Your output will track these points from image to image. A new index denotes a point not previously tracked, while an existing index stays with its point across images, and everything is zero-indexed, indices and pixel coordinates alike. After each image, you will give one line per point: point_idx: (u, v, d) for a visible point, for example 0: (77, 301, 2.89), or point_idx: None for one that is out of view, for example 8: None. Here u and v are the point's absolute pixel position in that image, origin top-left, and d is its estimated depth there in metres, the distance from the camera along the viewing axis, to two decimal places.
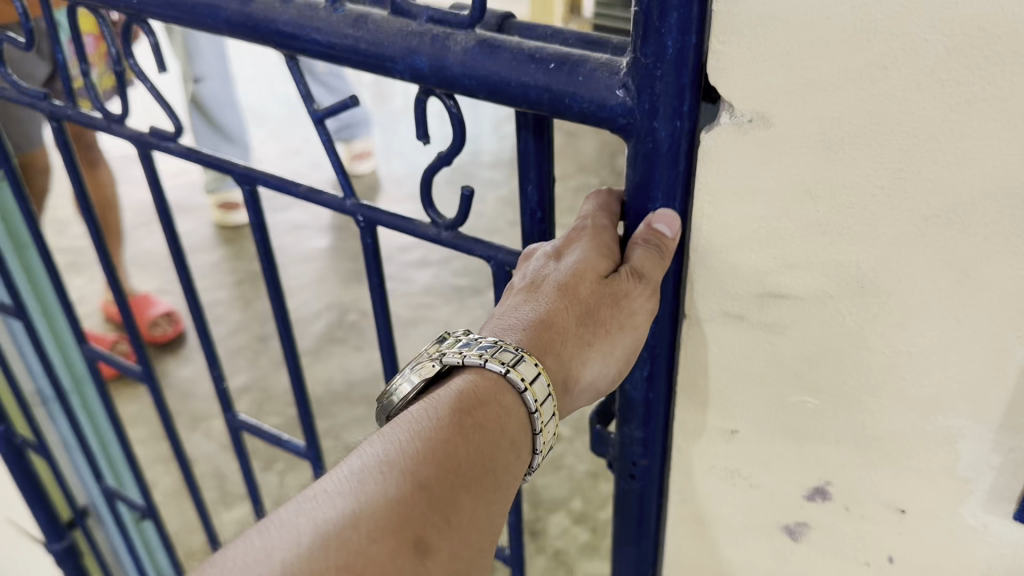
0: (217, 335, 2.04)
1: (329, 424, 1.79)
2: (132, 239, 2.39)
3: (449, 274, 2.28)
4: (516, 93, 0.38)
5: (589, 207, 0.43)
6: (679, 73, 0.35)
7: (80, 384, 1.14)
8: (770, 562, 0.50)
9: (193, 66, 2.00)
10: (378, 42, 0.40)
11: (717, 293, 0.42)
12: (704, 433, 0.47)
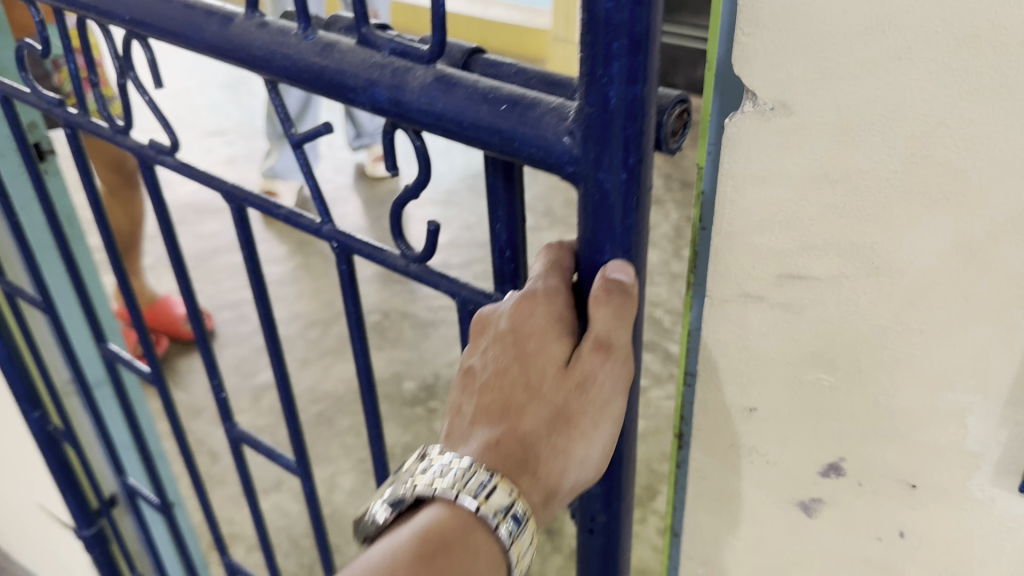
0: (243, 334, 2.09)
1: (353, 422, 1.84)
2: (159, 239, 2.44)
3: (470, 277, 2.32)
4: (470, 133, 0.41)
5: (542, 270, 0.44)
6: (625, 124, 0.37)
7: (103, 379, 1.19)
8: (786, 538, 0.52)
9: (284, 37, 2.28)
10: (343, 71, 0.44)
11: (739, 274, 0.44)
12: (724, 412, 0.49)
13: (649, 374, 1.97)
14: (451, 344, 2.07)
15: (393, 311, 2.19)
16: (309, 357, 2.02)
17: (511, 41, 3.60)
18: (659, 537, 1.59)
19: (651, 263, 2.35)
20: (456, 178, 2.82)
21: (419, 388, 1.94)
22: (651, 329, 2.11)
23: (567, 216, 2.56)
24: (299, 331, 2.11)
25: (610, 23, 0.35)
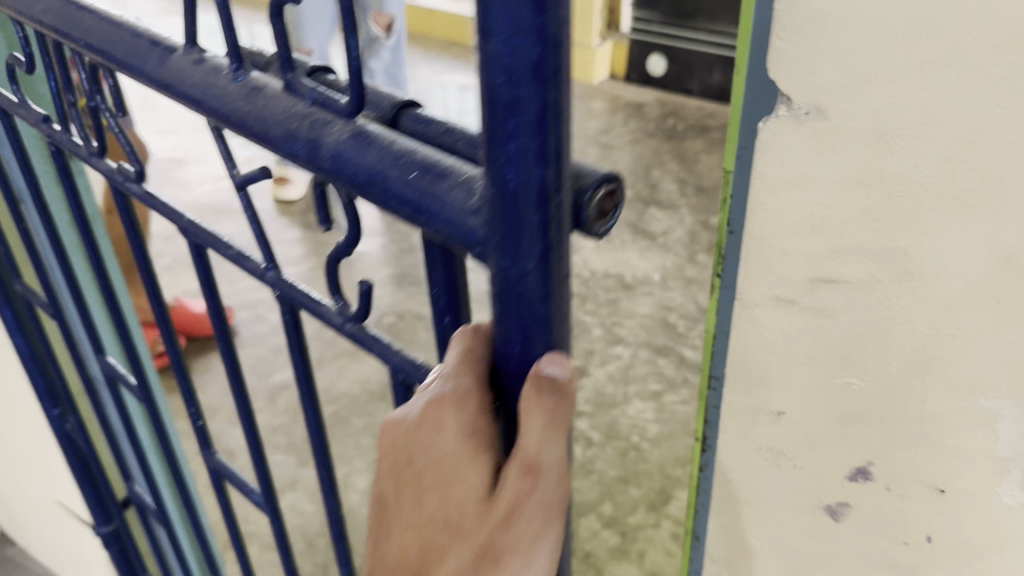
0: (259, 334, 2.11)
1: (367, 422, 1.87)
2: (178, 239, 2.47)
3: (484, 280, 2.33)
4: (380, 198, 0.39)
5: (453, 373, 0.40)
6: (531, 209, 0.34)
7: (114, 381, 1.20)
8: (812, 542, 0.52)
9: None
10: (264, 118, 0.43)
11: (770, 277, 0.44)
12: (752, 416, 0.50)
13: (663, 378, 1.97)
14: None
15: (407, 312, 2.21)
16: (324, 358, 2.04)
17: None
18: (674, 541, 1.59)
19: (665, 267, 2.35)
20: None
21: None
22: (665, 332, 2.11)
23: None
24: (315, 331, 2.13)
25: (519, 108, 0.32)
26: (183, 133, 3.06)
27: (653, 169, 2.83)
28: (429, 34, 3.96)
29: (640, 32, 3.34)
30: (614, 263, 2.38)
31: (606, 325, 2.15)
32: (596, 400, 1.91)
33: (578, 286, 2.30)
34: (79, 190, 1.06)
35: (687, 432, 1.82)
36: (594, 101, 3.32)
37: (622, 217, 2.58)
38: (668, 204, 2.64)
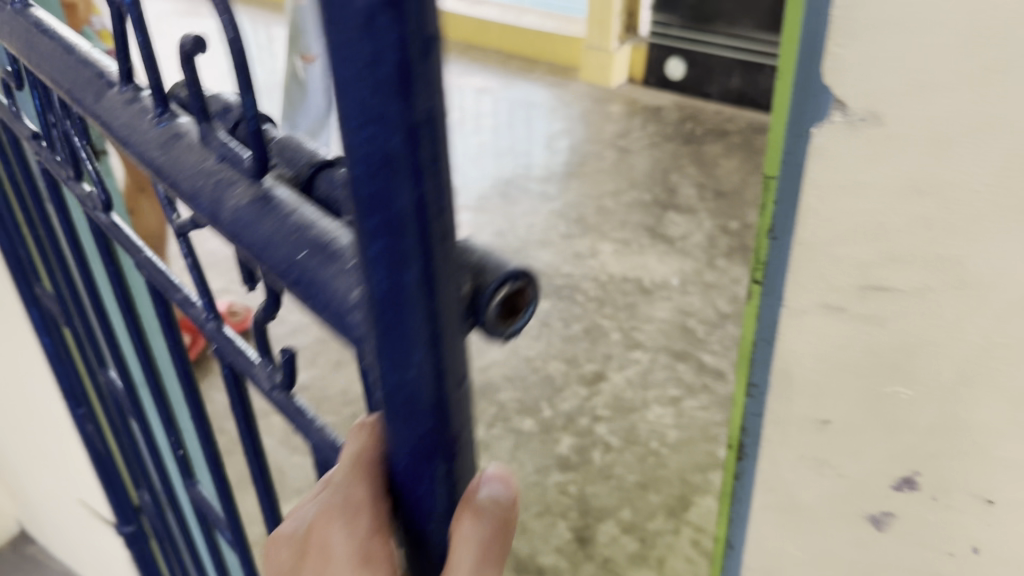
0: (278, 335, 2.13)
1: None
2: (199, 240, 2.50)
3: None
4: (272, 272, 0.35)
5: (342, 484, 0.34)
6: (404, 316, 0.30)
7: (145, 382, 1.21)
8: (856, 551, 0.52)
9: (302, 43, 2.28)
10: (176, 170, 0.40)
11: (819, 285, 0.45)
12: (797, 423, 0.50)
13: (683, 383, 1.96)
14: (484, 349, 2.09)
15: None
16: (343, 360, 2.05)
17: (545, 48, 3.65)
18: (693, 548, 1.58)
19: (684, 272, 2.35)
20: (488, 183, 2.83)
21: None
22: (684, 337, 2.10)
23: (599, 223, 2.58)
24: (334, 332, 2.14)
25: (386, 200, 0.28)
26: None
27: (671, 173, 2.83)
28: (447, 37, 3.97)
29: (659, 35, 3.34)
30: (632, 267, 2.38)
31: (625, 329, 2.14)
32: (615, 405, 1.91)
33: (596, 289, 2.29)
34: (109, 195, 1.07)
35: (707, 438, 1.81)
36: (611, 104, 3.31)
37: (641, 221, 2.58)
38: (686, 208, 2.63)
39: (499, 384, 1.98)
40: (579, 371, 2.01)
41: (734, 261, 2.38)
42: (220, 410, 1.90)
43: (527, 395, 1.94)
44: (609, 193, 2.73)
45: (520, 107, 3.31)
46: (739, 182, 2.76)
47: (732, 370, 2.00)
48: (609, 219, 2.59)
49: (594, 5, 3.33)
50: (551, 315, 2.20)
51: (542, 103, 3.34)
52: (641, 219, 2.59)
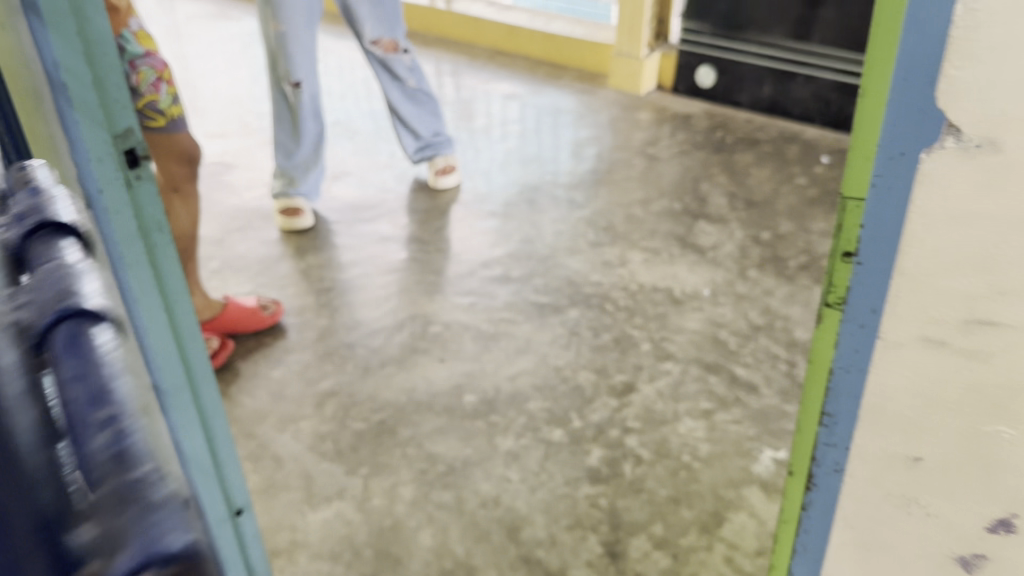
0: (307, 340, 2.13)
1: (413, 433, 1.86)
2: (228, 243, 2.51)
3: (530, 291, 2.31)
4: None
5: None
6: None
7: (182, 387, 1.15)
8: (941, 559, 0.64)
9: (291, 71, 2.37)
10: None
11: (924, 324, 0.56)
12: (893, 455, 0.62)
13: (715, 397, 1.93)
14: (512, 358, 2.07)
15: (452, 322, 2.21)
16: (371, 366, 2.05)
17: (574, 54, 3.64)
18: (728, 565, 1.56)
19: (716, 282, 2.32)
20: (514, 189, 2.81)
21: (479, 401, 1.94)
22: (715, 349, 2.08)
23: (628, 231, 2.56)
24: (362, 337, 2.14)
25: None
26: (232, 137, 3.09)
27: (701, 182, 2.80)
28: (474, 43, 3.97)
29: (690, 43, 3.32)
30: (662, 276, 2.35)
31: (655, 340, 2.11)
32: (646, 417, 1.88)
33: (626, 299, 2.27)
34: (146, 195, 1.03)
35: (741, 453, 1.79)
36: (640, 112, 3.29)
37: (670, 230, 2.55)
38: (717, 218, 2.60)
39: (528, 393, 1.96)
40: (608, 382, 1.98)
41: (766, 272, 2.35)
42: (248, 415, 1.90)
43: (557, 405, 1.92)
44: (638, 202, 2.71)
45: (546, 113, 3.30)
46: (770, 192, 2.73)
47: (765, 384, 1.98)
48: (637, 227, 2.58)
49: (626, 13, 3.33)
50: (580, 324, 2.18)
51: (568, 109, 3.33)
52: (671, 228, 2.56)
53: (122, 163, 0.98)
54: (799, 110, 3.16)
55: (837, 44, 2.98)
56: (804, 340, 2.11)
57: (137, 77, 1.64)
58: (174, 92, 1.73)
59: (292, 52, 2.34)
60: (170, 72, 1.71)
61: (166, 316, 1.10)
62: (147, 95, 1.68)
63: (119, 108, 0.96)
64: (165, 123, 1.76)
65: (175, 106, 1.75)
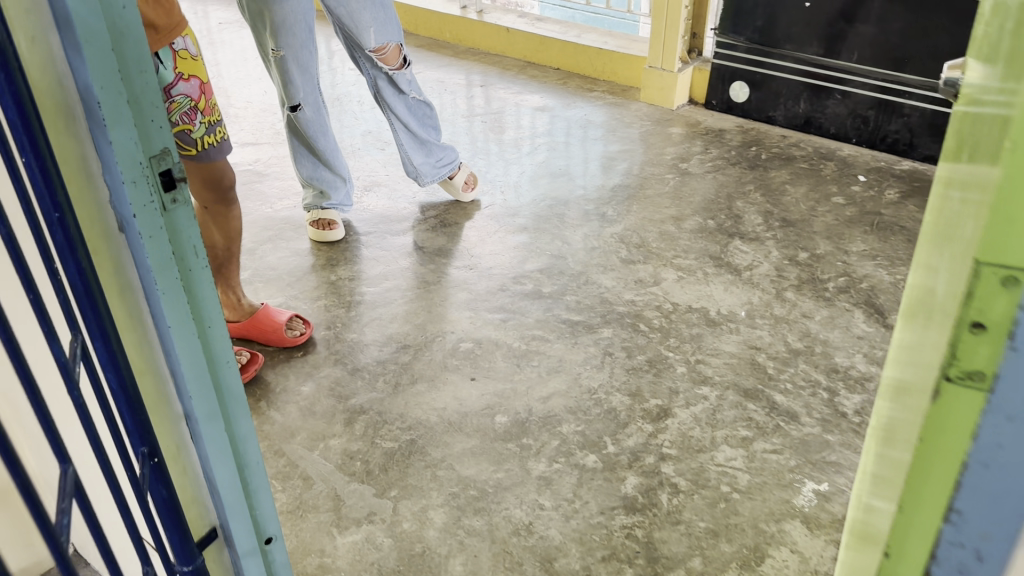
0: (337, 354, 2.10)
1: (444, 454, 1.82)
2: (257, 253, 2.49)
3: (562, 308, 2.27)
4: None
5: None
6: None
7: (214, 414, 1.13)
8: None
9: (290, 94, 2.26)
10: None
11: None
12: None
13: (753, 424, 1.89)
14: (544, 378, 2.03)
15: (483, 339, 2.17)
16: (401, 383, 2.01)
17: (606, 66, 3.60)
18: None
19: (753, 304, 2.26)
20: (544, 203, 2.77)
21: (511, 423, 1.89)
22: (754, 373, 2.03)
23: (662, 249, 2.51)
24: (390, 354, 2.11)
25: None
26: (264, 145, 3.08)
27: (736, 200, 2.74)
28: (505, 54, 3.94)
29: (724, 56, 3.27)
30: (697, 296, 2.30)
31: (691, 362, 2.06)
32: (683, 444, 1.83)
33: (660, 319, 2.21)
34: (182, 219, 1.01)
35: (782, 484, 1.74)
36: (672, 126, 3.24)
37: (705, 248, 2.50)
38: (753, 236, 2.55)
39: (561, 415, 1.91)
40: (643, 406, 1.93)
41: (805, 294, 2.30)
42: (277, 431, 1.87)
43: (590, 429, 1.87)
44: (671, 218, 2.66)
45: (576, 126, 3.26)
46: (807, 211, 2.67)
47: (806, 412, 1.93)
48: (671, 245, 2.53)
49: (659, 26, 3.30)
50: (614, 344, 2.13)
51: (599, 122, 3.29)
52: (706, 246, 2.51)
53: (158, 186, 0.96)
54: (835, 128, 3.09)
55: (876, 62, 2.92)
56: (845, 367, 2.06)
57: (170, 106, 1.66)
58: (210, 122, 1.75)
59: (291, 73, 2.21)
60: (207, 103, 1.73)
61: (199, 342, 1.08)
62: (180, 124, 1.70)
63: (155, 129, 0.94)
64: (196, 153, 1.77)
65: (209, 136, 1.77)
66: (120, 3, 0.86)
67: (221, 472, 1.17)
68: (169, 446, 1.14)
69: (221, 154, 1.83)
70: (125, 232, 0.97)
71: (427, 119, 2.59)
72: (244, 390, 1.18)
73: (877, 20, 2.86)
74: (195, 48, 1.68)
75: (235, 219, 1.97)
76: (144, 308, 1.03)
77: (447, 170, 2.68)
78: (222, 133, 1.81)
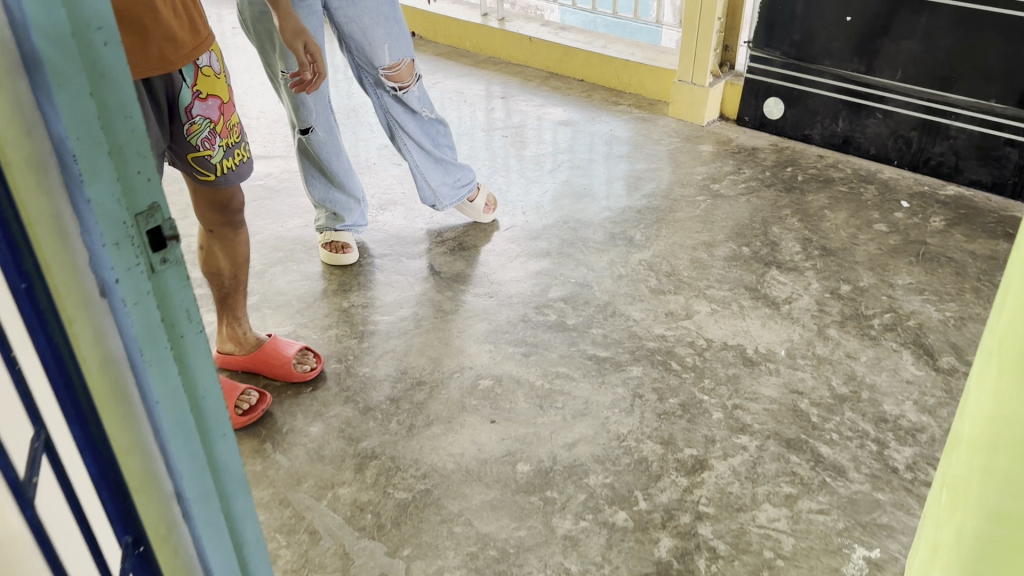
0: (348, 389, 1.97)
1: (462, 507, 1.68)
2: (267, 276, 2.36)
3: (588, 343, 2.13)
4: None
5: None
6: None
7: (206, 493, 0.99)
8: None
9: (301, 116, 2.15)
10: None
11: None
12: None
13: (797, 480, 1.74)
14: (569, 422, 1.88)
15: (504, 375, 2.03)
16: (416, 425, 1.87)
17: (632, 78, 3.46)
18: None
19: (793, 341, 2.11)
20: (567, 225, 2.63)
21: (534, 473, 1.75)
22: (796, 422, 1.88)
23: (694, 278, 2.36)
24: (404, 391, 1.97)
25: None
26: (276, 159, 2.95)
27: (772, 225, 2.59)
28: (527, 63, 3.80)
29: (758, 71, 3.12)
30: (733, 332, 2.15)
31: (728, 408, 1.91)
32: (721, 501, 1.69)
33: (693, 356, 2.07)
34: (173, 281, 0.88)
35: (831, 550, 1.59)
36: (702, 144, 3.09)
37: (740, 279, 2.35)
38: (791, 266, 2.40)
39: (587, 465, 1.77)
40: (677, 457, 1.79)
41: (849, 332, 2.15)
42: (283, 476, 1.74)
43: (620, 482, 1.73)
44: (703, 244, 2.51)
45: (601, 142, 3.12)
46: (848, 239, 2.51)
47: (853, 467, 1.78)
48: (703, 274, 2.38)
49: (689, 39, 3.16)
50: (644, 385, 1.98)
51: (624, 137, 3.15)
52: (741, 276, 2.36)
53: (144, 246, 0.83)
54: (875, 148, 2.93)
55: (920, 80, 2.76)
56: (894, 416, 1.90)
57: (190, 128, 1.54)
58: (229, 145, 1.63)
59: (303, 95, 2.11)
60: (227, 125, 1.60)
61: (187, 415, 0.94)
62: (199, 149, 1.58)
63: (141, 183, 0.81)
64: (214, 178, 1.64)
65: (228, 160, 1.64)
66: (98, 40, 0.73)
67: (216, 553, 1.04)
68: (157, 532, 0.96)
69: (239, 179, 1.69)
70: (107, 298, 0.81)
71: (441, 138, 2.44)
72: (238, 461, 1.05)
73: (924, 36, 2.70)
74: (219, 64, 1.56)
75: (243, 243, 1.82)
76: (127, 383, 0.88)
77: (465, 192, 2.54)
78: (241, 156, 1.68)
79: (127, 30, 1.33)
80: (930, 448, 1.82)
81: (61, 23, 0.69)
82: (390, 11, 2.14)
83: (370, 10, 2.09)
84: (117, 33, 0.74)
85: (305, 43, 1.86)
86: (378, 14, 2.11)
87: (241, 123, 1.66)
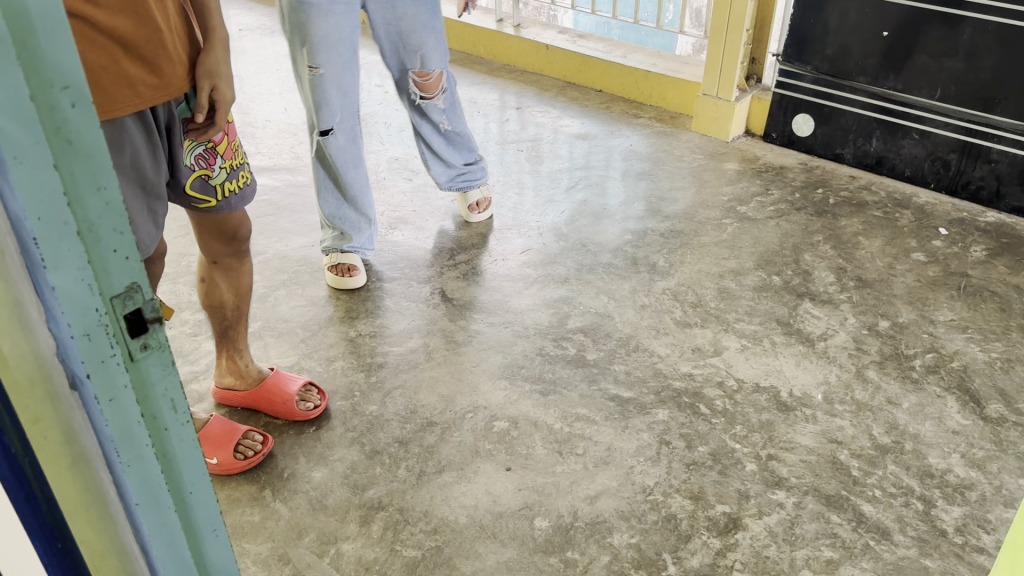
0: (353, 430, 1.84)
1: (475, 568, 1.55)
2: (271, 301, 2.24)
3: (610, 381, 1.99)
4: None
5: None
6: None
7: None
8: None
9: (321, 116, 2.02)
10: None
11: None
12: None
13: (838, 543, 1.60)
14: (591, 472, 1.75)
15: (518, 416, 1.90)
16: (426, 473, 1.74)
17: (654, 91, 3.32)
18: None
19: (830, 384, 1.98)
20: (585, 249, 2.49)
21: (553, 530, 1.62)
22: (837, 476, 1.74)
23: (722, 310, 2.23)
24: (414, 433, 1.84)
25: None
26: (282, 172, 2.83)
27: (804, 251, 2.45)
28: (544, 71, 3.66)
29: (789, 86, 2.98)
30: (765, 372, 2.01)
31: (762, 459, 1.78)
32: (756, 566, 1.56)
33: (723, 400, 1.93)
34: (157, 373, 0.67)
35: None
36: (726, 161, 2.96)
37: (771, 311, 2.22)
38: (825, 298, 2.26)
39: (611, 521, 1.64)
40: (708, 514, 1.66)
41: (889, 374, 2.01)
42: (282, 528, 1.61)
43: (647, 543, 1.60)
44: (730, 271, 2.37)
45: (620, 157, 2.99)
46: (885, 269, 2.38)
47: (898, 528, 1.63)
48: (731, 306, 2.24)
49: (715, 52, 3.02)
50: (670, 431, 1.85)
51: (644, 153, 3.01)
52: (772, 309, 2.23)
53: (122, 334, 0.63)
54: (910, 169, 2.79)
55: (960, 100, 2.62)
56: (941, 470, 1.76)
57: (187, 147, 1.38)
58: (233, 166, 1.47)
59: (327, 94, 1.99)
60: (230, 146, 1.45)
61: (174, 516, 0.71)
62: (196, 170, 1.41)
63: (118, 262, 0.62)
64: (216, 204, 1.48)
65: (232, 182, 1.48)
66: (64, 101, 0.55)
67: None
68: None
69: (243, 203, 1.53)
70: (78, 392, 0.61)
71: (455, 142, 2.43)
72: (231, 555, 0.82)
73: (966, 54, 2.55)
74: None
75: (247, 273, 1.70)
76: (104, 490, 0.65)
77: (464, 186, 2.55)
78: (245, 179, 1.52)
79: (132, 56, 1.18)
80: (981, 508, 1.67)
81: (16, 88, 0.51)
82: (429, 20, 2.07)
83: (408, 16, 2.04)
84: (89, 91, 0.56)
85: (213, 87, 1.35)
86: (416, 22, 2.06)
87: (242, 144, 1.51)
